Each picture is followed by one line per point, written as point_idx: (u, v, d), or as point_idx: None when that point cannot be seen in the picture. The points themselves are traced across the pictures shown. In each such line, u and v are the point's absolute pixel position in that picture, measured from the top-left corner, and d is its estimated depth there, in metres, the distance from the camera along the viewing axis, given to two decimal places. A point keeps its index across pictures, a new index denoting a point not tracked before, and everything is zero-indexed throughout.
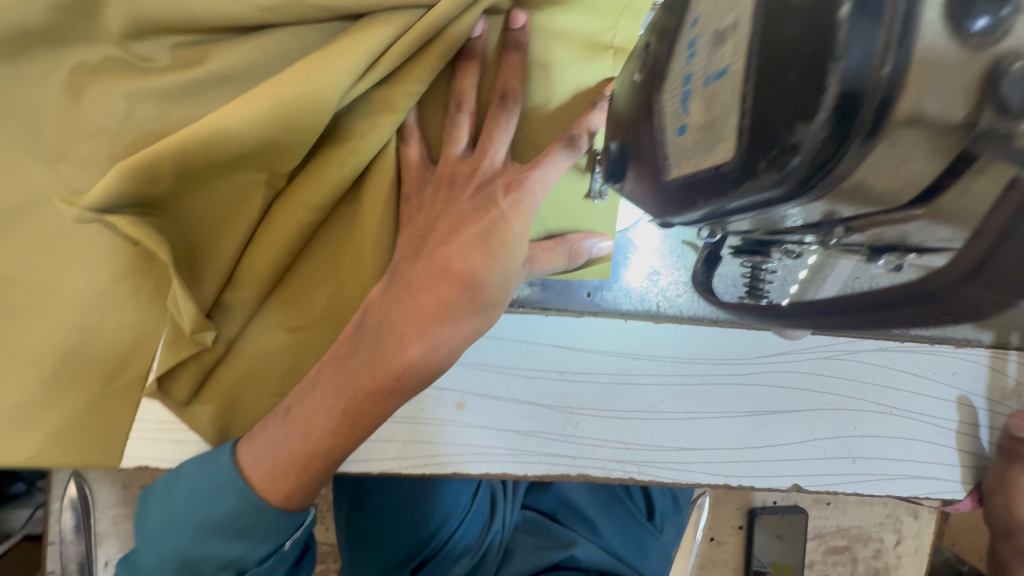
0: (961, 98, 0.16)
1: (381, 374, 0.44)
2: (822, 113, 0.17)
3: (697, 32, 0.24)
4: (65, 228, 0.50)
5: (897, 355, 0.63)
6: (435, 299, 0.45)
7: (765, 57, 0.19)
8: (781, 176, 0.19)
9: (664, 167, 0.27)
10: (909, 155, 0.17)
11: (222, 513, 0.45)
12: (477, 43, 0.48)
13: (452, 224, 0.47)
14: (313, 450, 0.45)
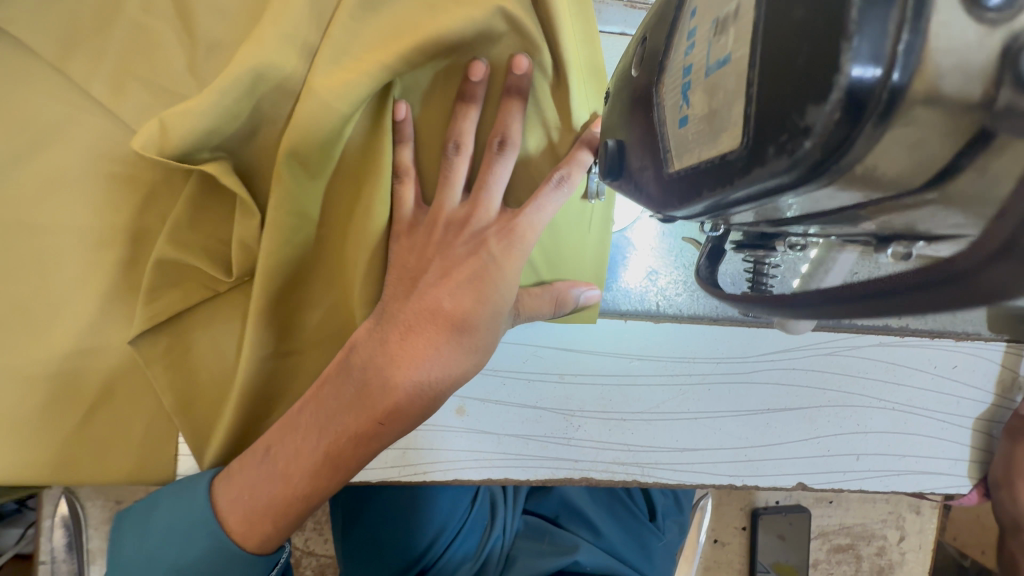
0: (976, 76, 0.16)
1: (366, 418, 0.43)
2: (834, 94, 0.17)
3: (696, 22, 0.24)
4: (60, 242, 0.50)
5: (898, 350, 0.62)
6: (423, 343, 0.44)
7: (770, 43, 0.19)
8: (792, 161, 0.18)
9: (665, 161, 0.26)
10: (924, 135, 0.17)
11: (192, 556, 0.43)
12: (478, 85, 0.46)
13: (445, 267, 0.46)
14: (293, 493, 0.43)
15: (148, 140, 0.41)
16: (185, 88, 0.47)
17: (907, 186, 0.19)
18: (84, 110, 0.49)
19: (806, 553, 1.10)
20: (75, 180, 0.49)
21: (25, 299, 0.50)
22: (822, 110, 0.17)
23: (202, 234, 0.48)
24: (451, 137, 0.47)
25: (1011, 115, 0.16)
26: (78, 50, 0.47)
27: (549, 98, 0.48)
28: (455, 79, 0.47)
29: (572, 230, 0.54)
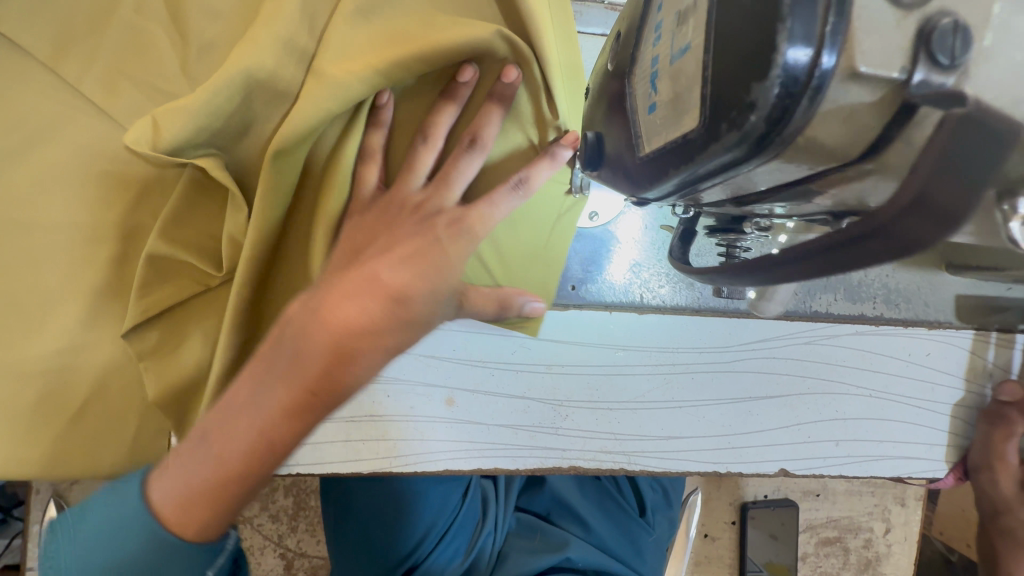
0: (897, 54, 0.18)
1: (301, 391, 0.38)
2: (774, 70, 0.18)
3: (662, 16, 0.25)
4: (52, 237, 0.50)
5: (874, 339, 0.64)
6: (362, 309, 0.39)
7: (722, 29, 0.21)
8: (742, 134, 0.20)
9: (636, 145, 0.28)
10: (854, 109, 0.19)
11: (124, 555, 0.37)
12: (464, 86, 0.47)
13: (388, 244, 0.44)
14: (225, 481, 0.38)
15: (140, 137, 0.41)
16: (179, 86, 0.48)
17: (845, 158, 0.21)
18: (80, 109, 0.50)
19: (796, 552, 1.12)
20: (70, 177, 0.50)
21: (19, 295, 0.50)
22: (765, 87, 0.19)
23: (193, 230, 0.49)
24: (424, 129, 0.48)
25: (923, 88, 0.18)
26: (74, 50, 0.48)
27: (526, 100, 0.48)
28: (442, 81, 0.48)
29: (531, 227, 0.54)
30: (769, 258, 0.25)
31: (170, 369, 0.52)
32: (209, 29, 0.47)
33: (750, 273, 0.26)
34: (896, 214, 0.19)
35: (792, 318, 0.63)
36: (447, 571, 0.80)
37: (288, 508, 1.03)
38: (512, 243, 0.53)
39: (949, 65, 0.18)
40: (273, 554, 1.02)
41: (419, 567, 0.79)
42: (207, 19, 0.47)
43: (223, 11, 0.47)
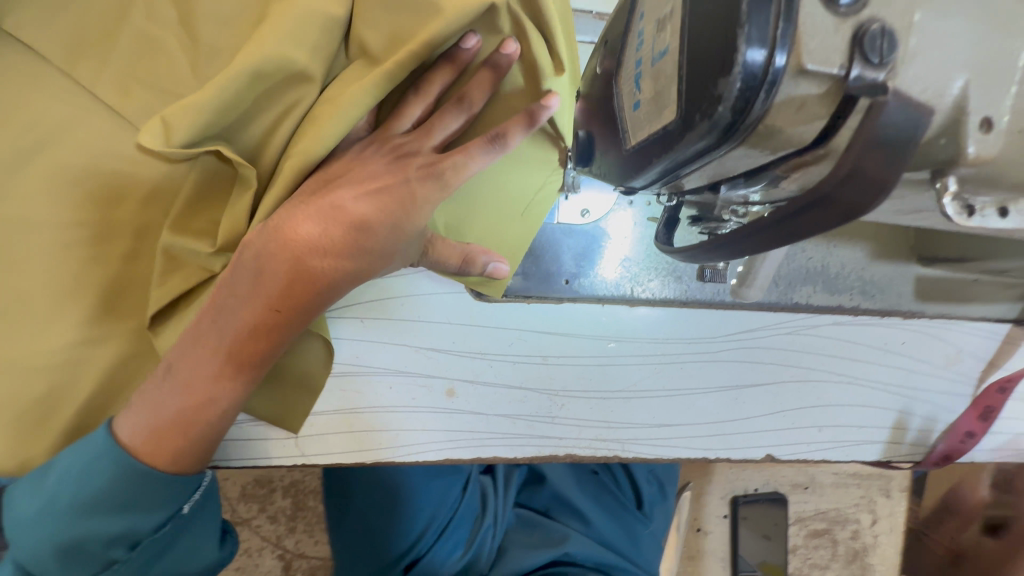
0: (838, 52, 0.21)
1: (260, 311, 0.47)
2: (737, 66, 0.21)
3: (643, 23, 0.28)
4: (63, 235, 0.52)
5: (852, 328, 0.67)
6: (317, 234, 0.45)
7: (694, 32, 0.23)
8: (712, 123, 0.23)
9: (623, 140, 0.31)
10: (805, 99, 0.22)
11: (100, 487, 0.47)
12: (465, 51, 0.45)
13: (360, 176, 0.46)
14: (199, 401, 0.48)
15: (154, 137, 0.43)
16: (188, 88, 0.50)
17: (800, 143, 0.24)
18: (91, 112, 0.52)
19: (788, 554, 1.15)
20: (82, 178, 0.52)
21: (34, 292, 0.52)
22: (729, 82, 0.21)
23: (203, 223, 0.51)
24: (419, 82, 0.47)
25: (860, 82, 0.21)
26: (89, 56, 0.50)
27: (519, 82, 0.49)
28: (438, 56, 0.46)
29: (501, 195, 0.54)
30: (736, 232, 0.27)
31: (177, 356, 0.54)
32: (217, 34, 0.49)
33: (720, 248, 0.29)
34: (839, 181, 0.22)
35: (773, 310, 0.66)
36: (447, 565, 0.82)
37: (286, 508, 1.04)
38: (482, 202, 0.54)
39: (878, 63, 0.21)
40: (272, 555, 1.04)
41: (421, 559, 0.82)
42: (212, 24, 0.49)
43: (230, 16, 0.49)
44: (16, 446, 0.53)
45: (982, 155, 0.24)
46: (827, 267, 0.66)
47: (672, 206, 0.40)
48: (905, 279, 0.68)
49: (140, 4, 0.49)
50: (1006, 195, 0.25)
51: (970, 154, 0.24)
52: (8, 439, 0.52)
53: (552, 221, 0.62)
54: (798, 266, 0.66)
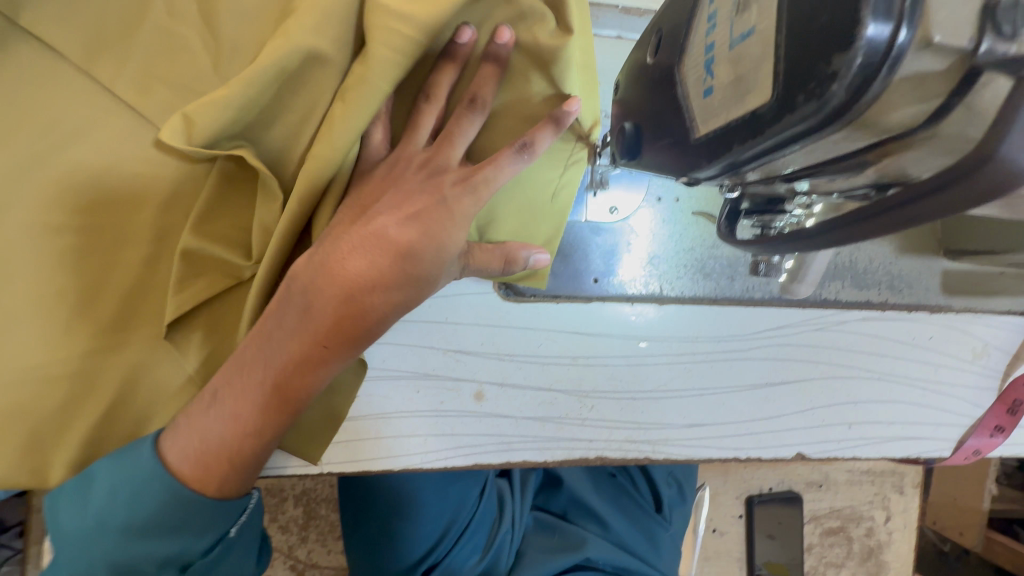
0: (967, 26, 0.20)
1: (307, 344, 0.45)
2: (859, 42, 0.20)
3: (716, 7, 0.27)
4: (81, 238, 0.50)
5: (880, 324, 0.67)
6: (366, 265, 0.44)
7: (795, 8, 0.22)
8: (820, 104, 0.22)
9: (689, 130, 0.30)
10: (924, 78, 0.21)
11: (152, 508, 0.46)
12: (462, 47, 0.45)
13: (396, 199, 0.46)
14: (243, 431, 0.47)
15: (174, 134, 0.42)
16: (211, 84, 0.48)
17: (909, 125, 0.23)
18: (108, 110, 0.50)
19: (796, 550, 1.15)
20: (102, 182, 0.50)
21: (52, 301, 0.50)
22: (848, 58, 0.20)
23: (227, 224, 0.50)
24: (424, 89, 0.47)
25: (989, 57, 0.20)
26: (108, 51, 0.48)
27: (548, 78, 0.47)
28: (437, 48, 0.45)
29: (527, 205, 0.54)
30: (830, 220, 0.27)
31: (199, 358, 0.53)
32: (242, 30, 0.47)
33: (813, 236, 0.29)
34: (985, 157, 0.21)
35: (804, 306, 0.65)
36: (464, 569, 0.80)
37: (298, 518, 1.02)
38: (510, 215, 0.54)
39: (1013, 34, 0.19)
40: (283, 566, 1.01)
41: (439, 563, 0.79)
42: (234, 17, 0.47)
43: (254, 12, 0.47)
44: (34, 461, 0.51)
45: None
46: (855, 262, 0.66)
47: (736, 199, 0.38)
48: (932, 274, 0.67)
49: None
50: None
51: None
52: (25, 453, 0.50)
53: (579, 219, 0.61)
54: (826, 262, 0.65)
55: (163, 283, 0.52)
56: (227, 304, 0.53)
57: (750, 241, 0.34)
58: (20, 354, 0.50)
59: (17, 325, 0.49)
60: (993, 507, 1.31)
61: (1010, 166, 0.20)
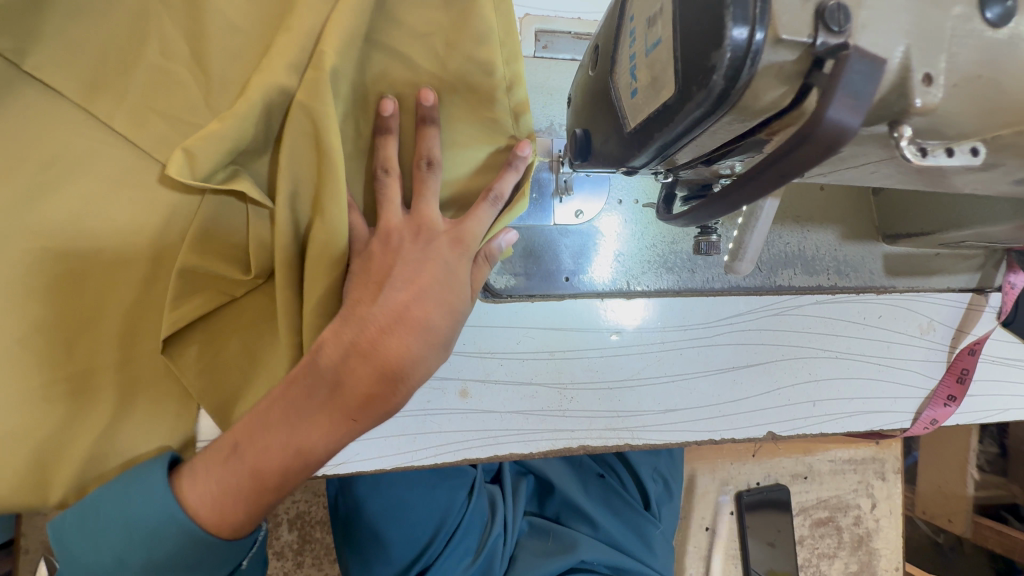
0: (805, 25, 0.25)
1: (338, 417, 0.48)
2: (726, 41, 0.25)
3: (635, 23, 0.33)
4: (80, 261, 0.54)
5: (833, 307, 0.72)
6: (394, 344, 0.48)
7: (684, 18, 0.28)
8: (707, 92, 0.27)
9: (623, 125, 0.35)
10: (782, 64, 0.26)
11: (166, 550, 0.49)
12: (390, 119, 0.53)
13: (407, 275, 0.51)
14: (262, 488, 0.49)
15: (180, 168, 0.49)
16: (203, 115, 0.53)
17: (781, 105, 0.27)
18: (106, 142, 0.54)
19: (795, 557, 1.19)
20: (102, 207, 0.54)
21: (58, 320, 0.53)
22: (721, 54, 0.26)
23: (219, 242, 0.54)
24: (379, 163, 0.54)
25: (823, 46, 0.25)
26: (106, 90, 0.53)
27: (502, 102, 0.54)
28: (371, 112, 0.54)
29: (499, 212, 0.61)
30: (731, 184, 0.30)
31: (192, 368, 0.56)
32: (231, 65, 0.53)
33: (712, 210, 0.32)
34: (817, 121, 0.24)
35: (760, 293, 0.70)
36: (458, 570, 0.81)
37: (292, 543, 1.02)
38: None
39: (840, 31, 0.25)
40: None
41: (430, 568, 0.80)
42: (220, 53, 0.52)
43: (241, 49, 0.53)
44: (35, 479, 0.53)
45: (928, 105, 0.28)
46: (804, 251, 0.72)
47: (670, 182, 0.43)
48: (874, 258, 0.74)
49: (153, 41, 0.52)
50: (948, 140, 0.30)
51: (918, 105, 0.27)
52: (28, 470, 0.52)
53: (548, 224, 0.66)
54: (777, 252, 0.71)
55: (159, 300, 0.55)
56: (223, 316, 0.57)
57: (680, 214, 0.36)
58: (26, 372, 0.52)
59: (22, 344, 0.52)
60: (977, 494, 1.35)
61: (845, 126, 0.24)
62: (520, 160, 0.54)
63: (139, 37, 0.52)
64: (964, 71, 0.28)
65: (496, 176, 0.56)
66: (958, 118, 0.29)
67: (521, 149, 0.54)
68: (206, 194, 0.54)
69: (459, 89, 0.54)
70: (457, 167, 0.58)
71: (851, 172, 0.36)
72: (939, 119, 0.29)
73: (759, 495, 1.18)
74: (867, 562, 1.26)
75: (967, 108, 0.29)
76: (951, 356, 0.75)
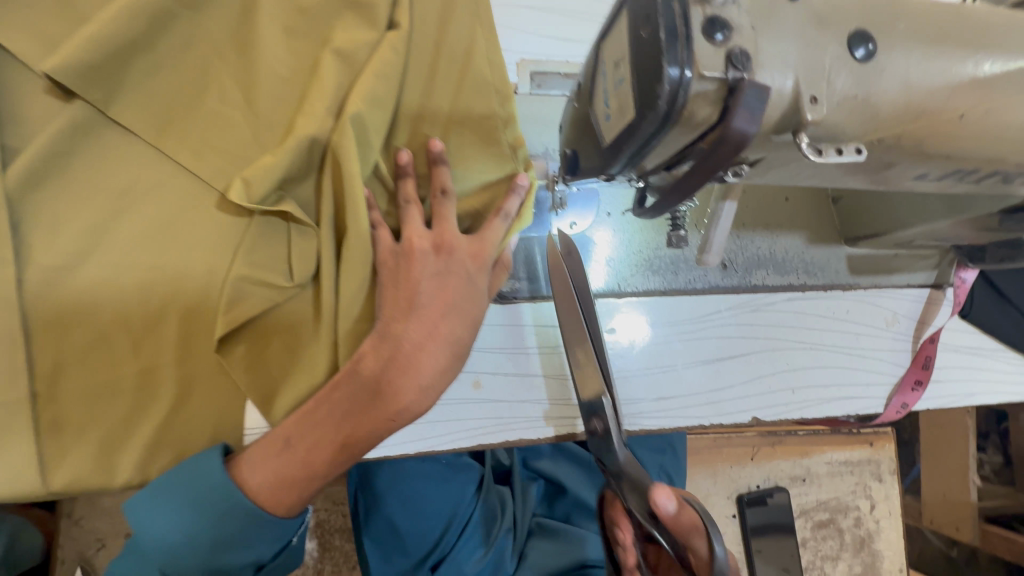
0: (719, 65, 0.35)
1: (381, 418, 0.58)
2: (666, 77, 0.35)
3: (605, 64, 0.43)
4: (145, 275, 0.62)
5: (803, 303, 0.80)
6: (429, 358, 0.60)
7: (638, 61, 0.38)
8: (656, 113, 0.36)
9: (600, 141, 0.45)
10: (707, 91, 0.36)
11: (232, 528, 0.58)
12: (406, 167, 0.63)
13: (435, 293, 0.62)
14: (313, 475, 0.58)
15: (238, 193, 0.59)
16: (254, 150, 0.63)
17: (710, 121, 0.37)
18: (171, 174, 0.64)
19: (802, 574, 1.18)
20: (167, 229, 0.63)
21: (127, 325, 0.62)
22: (663, 85, 0.35)
23: (266, 256, 0.63)
24: (401, 198, 0.64)
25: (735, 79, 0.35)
26: (172, 130, 0.63)
27: (506, 132, 0.66)
28: (393, 154, 0.66)
29: None
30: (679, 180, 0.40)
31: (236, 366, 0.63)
32: (279, 110, 0.64)
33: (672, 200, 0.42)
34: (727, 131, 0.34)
35: (737, 291, 0.79)
36: (469, 562, 0.88)
37: (313, 551, 1.06)
38: None
39: (744, 68, 0.35)
40: None
41: (445, 558, 0.87)
42: (270, 99, 0.63)
43: (284, 95, 0.64)
44: (106, 465, 0.60)
45: (817, 118, 0.37)
46: (774, 254, 0.81)
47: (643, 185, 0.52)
48: (838, 258, 0.83)
49: (214, 92, 0.63)
50: (840, 142, 0.39)
51: (810, 119, 0.37)
52: (101, 456, 0.60)
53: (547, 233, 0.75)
54: (751, 254, 0.80)
55: (210, 306, 0.63)
56: (263, 320, 0.64)
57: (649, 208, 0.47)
58: (102, 369, 0.61)
59: (99, 346, 0.61)
60: (983, 502, 1.37)
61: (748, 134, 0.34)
62: (523, 186, 0.64)
63: (200, 88, 0.63)
64: (844, 93, 0.38)
65: (503, 198, 0.66)
66: (847, 128, 0.39)
67: (522, 177, 0.65)
68: (254, 215, 0.63)
69: (468, 123, 0.65)
70: (466, 187, 0.68)
71: (777, 175, 0.46)
72: (826, 129, 0.39)
73: (762, 518, 1.21)
74: (871, 564, 1.29)
75: (853, 119, 0.39)
76: (916, 346, 0.82)
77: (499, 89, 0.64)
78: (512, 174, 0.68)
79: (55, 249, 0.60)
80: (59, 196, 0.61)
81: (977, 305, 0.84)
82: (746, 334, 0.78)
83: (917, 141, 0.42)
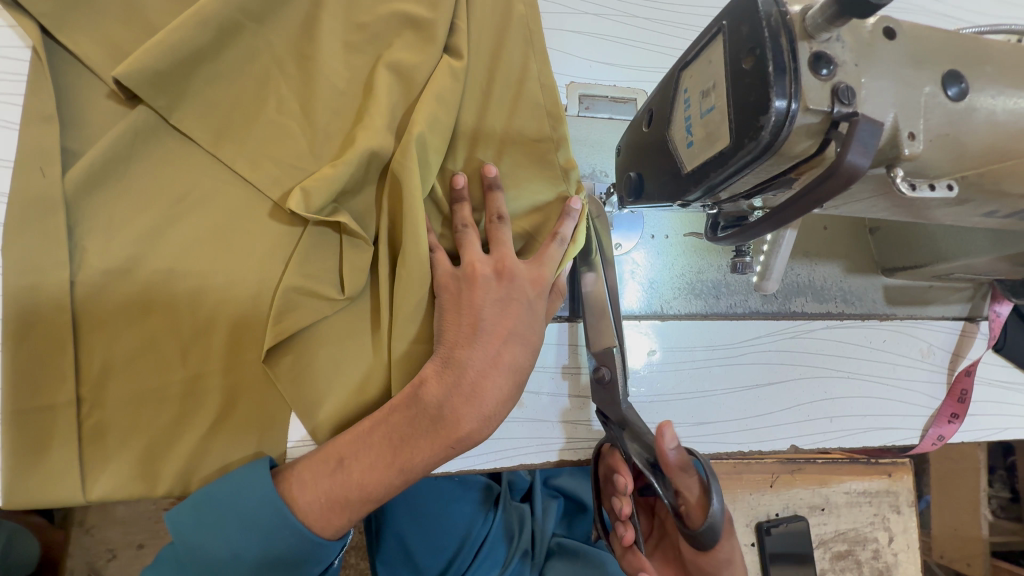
0: (824, 101, 0.36)
1: (441, 444, 0.57)
2: (772, 109, 0.36)
3: (688, 93, 0.44)
4: (196, 281, 0.62)
5: (843, 332, 0.81)
6: (489, 381, 0.59)
7: (737, 92, 0.39)
8: (758, 144, 0.37)
9: (679, 167, 0.46)
10: (810, 125, 0.37)
11: (277, 547, 0.56)
12: (462, 191, 0.65)
13: (496, 315, 0.61)
14: (365, 497, 0.57)
15: (297, 202, 0.59)
16: (312, 159, 0.64)
17: (807, 154, 0.38)
18: (226, 181, 0.64)
19: None
20: (220, 236, 0.63)
21: (177, 331, 0.61)
22: (768, 117, 0.36)
23: (319, 266, 0.63)
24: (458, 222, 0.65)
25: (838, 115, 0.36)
26: (230, 137, 0.63)
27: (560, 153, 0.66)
28: (447, 178, 0.67)
29: None
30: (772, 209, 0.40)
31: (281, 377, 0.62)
32: (338, 122, 0.64)
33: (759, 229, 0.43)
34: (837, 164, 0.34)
35: (778, 318, 0.79)
36: None
37: None
38: None
39: (848, 104, 0.36)
40: None
41: None
42: (329, 112, 0.64)
43: (343, 109, 0.64)
44: (148, 474, 0.59)
45: (915, 152, 0.38)
46: (813, 281, 0.82)
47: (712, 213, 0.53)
48: (875, 288, 0.83)
49: (273, 101, 0.64)
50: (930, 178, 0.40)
51: (907, 153, 0.38)
52: (145, 465, 0.59)
53: None
54: (791, 281, 0.81)
55: (258, 314, 0.62)
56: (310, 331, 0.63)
57: (728, 235, 0.48)
58: (149, 375, 0.60)
59: (148, 351, 0.60)
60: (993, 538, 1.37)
61: (856, 168, 0.34)
62: (575, 211, 0.65)
63: (259, 97, 0.63)
64: (934, 131, 0.39)
65: (555, 222, 0.67)
66: (934, 165, 0.40)
67: (572, 202, 0.66)
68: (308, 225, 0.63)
69: (524, 142, 0.66)
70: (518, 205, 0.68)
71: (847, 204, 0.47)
72: (920, 163, 0.39)
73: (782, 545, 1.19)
74: None
75: (939, 156, 0.40)
76: (952, 378, 0.83)
77: (557, 110, 0.65)
78: (562, 200, 0.68)
79: (109, 253, 0.59)
80: (116, 200, 0.61)
81: (1011, 340, 0.85)
82: (786, 361, 0.78)
83: (995, 180, 0.42)
